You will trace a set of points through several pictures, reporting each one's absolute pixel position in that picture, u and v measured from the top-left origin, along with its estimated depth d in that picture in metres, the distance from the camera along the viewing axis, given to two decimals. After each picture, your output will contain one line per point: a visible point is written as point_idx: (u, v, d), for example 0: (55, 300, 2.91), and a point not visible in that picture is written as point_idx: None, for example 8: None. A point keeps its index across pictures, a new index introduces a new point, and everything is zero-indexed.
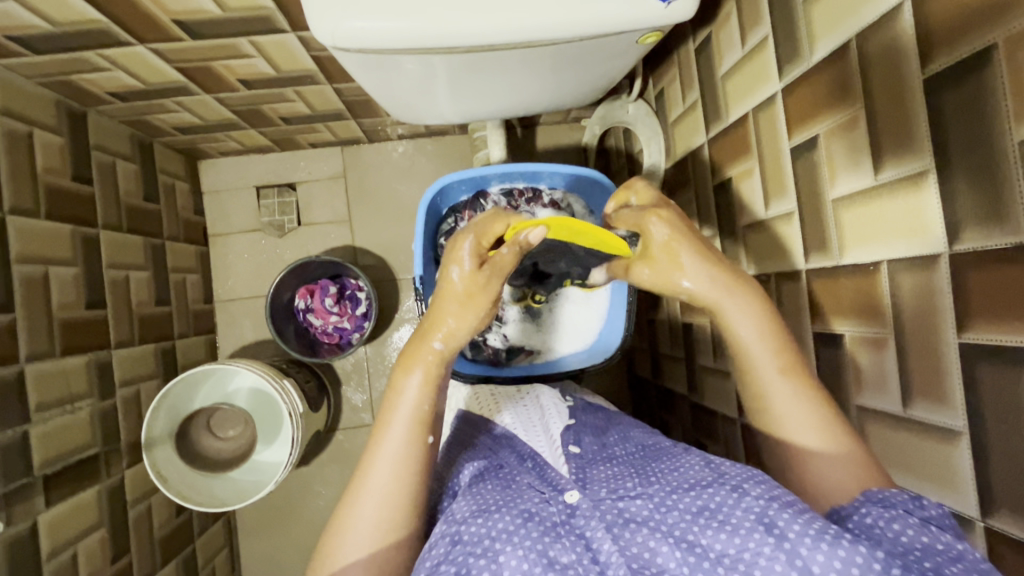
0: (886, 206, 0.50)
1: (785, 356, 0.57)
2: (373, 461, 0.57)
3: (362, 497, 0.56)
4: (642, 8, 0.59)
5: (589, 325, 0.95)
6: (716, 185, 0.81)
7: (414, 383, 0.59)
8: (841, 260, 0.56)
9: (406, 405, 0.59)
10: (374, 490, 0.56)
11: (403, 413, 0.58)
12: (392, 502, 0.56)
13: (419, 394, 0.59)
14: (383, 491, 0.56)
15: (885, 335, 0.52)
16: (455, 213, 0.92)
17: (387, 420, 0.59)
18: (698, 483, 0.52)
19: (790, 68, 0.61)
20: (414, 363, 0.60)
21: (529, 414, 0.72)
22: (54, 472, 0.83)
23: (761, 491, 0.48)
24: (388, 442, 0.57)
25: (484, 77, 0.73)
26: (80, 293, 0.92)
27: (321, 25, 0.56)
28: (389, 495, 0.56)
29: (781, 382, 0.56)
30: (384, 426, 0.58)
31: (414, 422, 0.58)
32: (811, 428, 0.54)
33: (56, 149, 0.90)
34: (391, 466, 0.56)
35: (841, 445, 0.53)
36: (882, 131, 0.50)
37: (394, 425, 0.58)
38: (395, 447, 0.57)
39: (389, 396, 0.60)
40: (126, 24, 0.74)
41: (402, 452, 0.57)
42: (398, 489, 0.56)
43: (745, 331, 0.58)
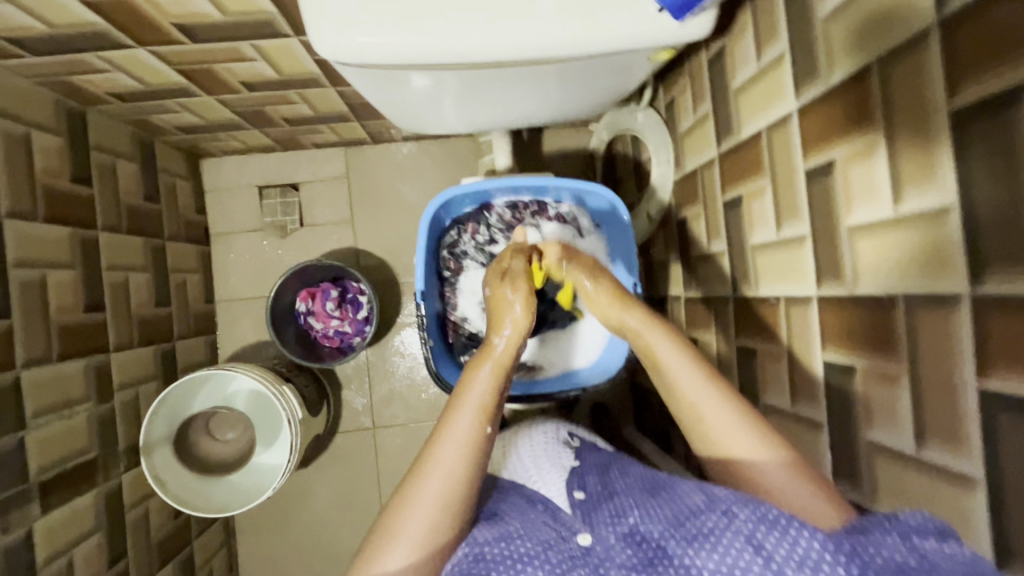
0: (906, 239, 0.48)
1: (712, 380, 0.59)
2: (440, 442, 0.57)
3: (427, 477, 0.55)
4: (655, 23, 0.57)
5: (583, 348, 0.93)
6: (725, 202, 0.79)
7: (482, 378, 0.62)
8: (855, 289, 0.55)
9: (475, 396, 0.60)
10: (438, 472, 0.55)
11: (472, 402, 0.59)
12: (455, 486, 0.55)
13: (490, 386, 0.61)
14: (449, 471, 0.55)
15: (900, 371, 0.50)
16: (458, 225, 0.90)
17: (454, 407, 0.59)
18: (690, 512, 0.50)
19: (809, 87, 0.59)
20: (484, 360, 0.63)
21: (536, 442, 0.73)
22: (51, 477, 0.83)
23: (749, 513, 0.47)
24: (456, 424, 0.58)
25: (489, 90, 0.71)
26: (78, 297, 0.91)
27: (322, 40, 0.54)
28: (452, 478, 0.55)
29: (716, 404, 0.57)
30: (450, 412, 0.59)
31: (482, 412, 0.59)
32: (741, 437, 0.56)
33: (54, 151, 0.89)
34: (458, 449, 0.56)
35: (775, 454, 0.55)
36: (904, 162, 0.48)
37: (463, 411, 0.58)
38: (462, 430, 0.57)
39: (457, 389, 0.61)
40: (124, 26, 0.72)
41: (469, 436, 0.57)
42: (460, 472, 0.55)
43: (660, 353, 0.62)
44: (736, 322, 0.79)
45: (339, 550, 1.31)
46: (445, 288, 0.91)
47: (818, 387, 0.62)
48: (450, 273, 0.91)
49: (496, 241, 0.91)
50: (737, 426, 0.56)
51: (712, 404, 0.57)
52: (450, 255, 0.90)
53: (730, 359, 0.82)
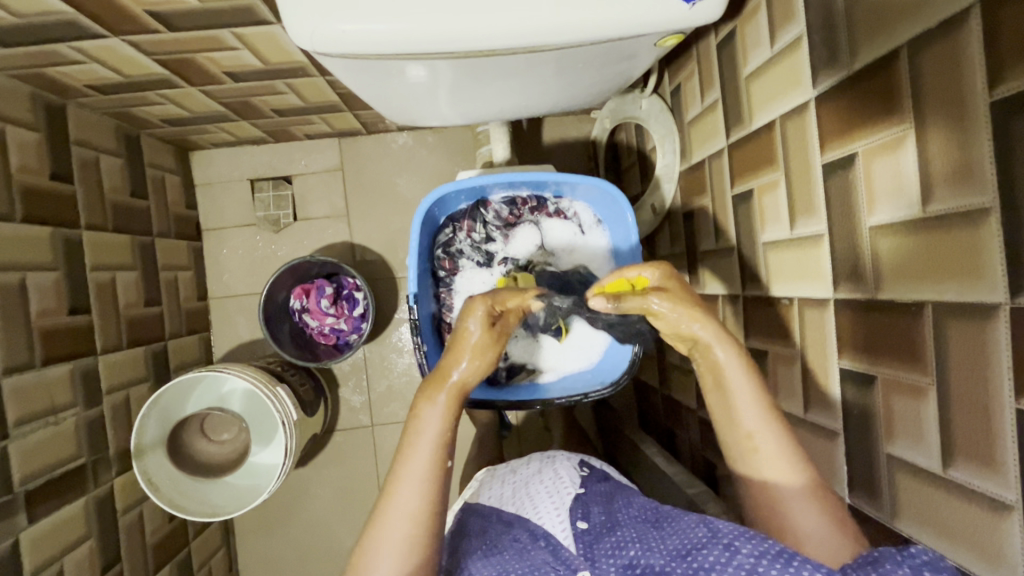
0: (938, 242, 0.44)
1: (762, 393, 0.58)
2: (397, 482, 0.55)
3: (388, 519, 0.54)
4: (662, 6, 0.53)
5: (586, 352, 0.89)
6: (735, 196, 0.75)
7: (431, 415, 0.58)
8: (879, 294, 0.51)
9: (429, 432, 0.57)
10: (399, 512, 0.54)
11: (426, 442, 0.57)
12: (417, 522, 0.54)
13: (439, 421, 0.58)
14: (409, 510, 0.54)
15: (926, 383, 0.47)
16: (453, 222, 0.87)
17: (405, 449, 0.57)
18: (693, 545, 0.48)
19: (828, 74, 0.54)
20: (436, 394, 0.59)
21: (540, 464, 0.71)
22: (37, 486, 0.80)
23: (751, 548, 0.45)
24: (411, 465, 0.56)
25: (483, 81, 0.67)
26: (61, 299, 0.88)
27: (299, 29, 0.50)
28: (414, 515, 0.54)
29: (762, 426, 0.57)
30: (403, 454, 0.57)
31: (436, 449, 0.57)
32: (778, 461, 0.56)
33: (31, 147, 0.85)
34: (416, 487, 0.55)
35: (799, 478, 0.55)
36: (935, 159, 0.44)
37: (417, 453, 0.56)
38: (419, 468, 0.56)
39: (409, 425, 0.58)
40: (96, 15, 0.68)
41: (425, 473, 0.56)
42: (422, 509, 0.54)
43: (729, 374, 0.59)
44: (745, 322, 0.75)
45: (339, 549, 1.30)
46: (440, 288, 0.88)
47: (834, 394, 0.59)
48: (445, 273, 0.87)
49: (493, 239, 0.88)
50: (779, 449, 0.56)
51: (756, 421, 0.57)
52: (445, 254, 0.87)
53: None
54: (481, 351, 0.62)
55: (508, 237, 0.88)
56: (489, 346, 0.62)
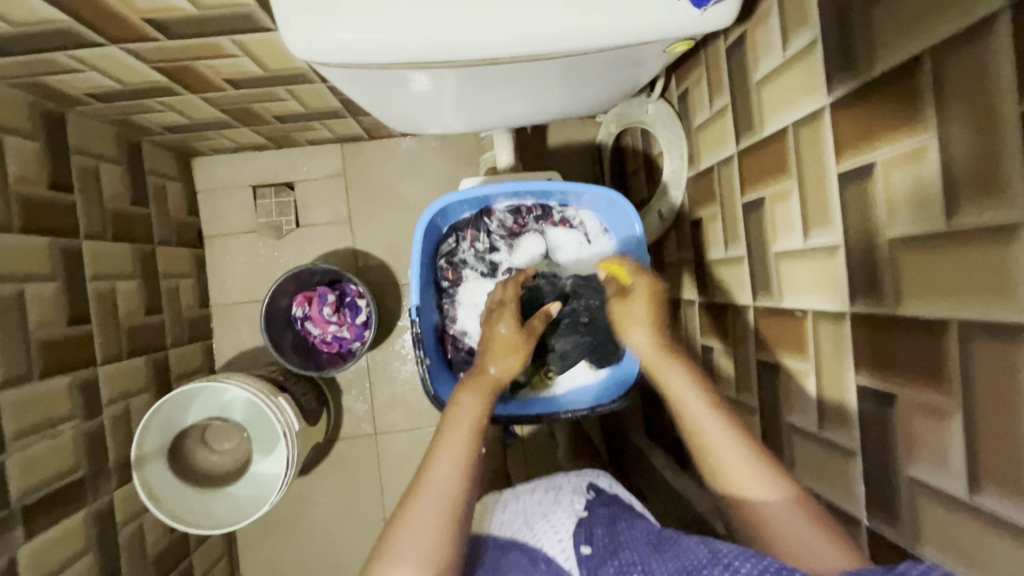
0: (963, 259, 0.42)
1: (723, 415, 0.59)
2: (432, 464, 0.57)
3: (421, 498, 0.54)
4: (671, 12, 0.51)
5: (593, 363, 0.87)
6: (745, 204, 0.73)
7: (468, 404, 0.63)
8: (899, 311, 0.49)
9: (465, 420, 0.61)
10: (434, 492, 0.54)
11: (462, 425, 0.60)
12: (449, 504, 0.54)
13: (474, 410, 0.62)
14: (443, 490, 0.55)
15: (951, 406, 0.44)
16: (456, 232, 0.86)
17: (444, 434, 0.60)
18: (694, 567, 0.48)
19: (844, 81, 0.53)
20: (478, 389, 0.65)
21: (545, 489, 0.69)
22: (36, 500, 0.79)
23: (751, 567, 0.44)
24: (449, 448, 0.58)
25: (486, 89, 0.66)
26: (61, 310, 0.87)
27: (296, 39, 0.49)
28: (448, 496, 0.54)
29: (720, 430, 0.58)
30: (440, 440, 0.59)
31: (471, 433, 0.60)
32: (755, 481, 0.54)
33: (30, 157, 0.84)
34: (450, 469, 0.56)
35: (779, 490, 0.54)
36: (960, 172, 0.42)
37: (454, 438, 0.59)
38: (456, 451, 0.58)
39: (448, 416, 0.62)
40: (92, 23, 0.67)
41: (462, 456, 0.57)
42: (455, 489, 0.55)
43: (673, 388, 0.62)
44: (756, 333, 0.73)
45: (342, 559, 1.28)
46: (443, 299, 0.87)
47: (850, 412, 0.57)
48: (448, 284, 0.86)
49: (497, 249, 0.87)
50: (747, 459, 0.56)
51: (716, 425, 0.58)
52: (448, 264, 0.86)
53: (747, 370, 0.76)
54: (512, 348, 0.70)
55: (513, 247, 0.87)
56: (519, 346, 0.71)
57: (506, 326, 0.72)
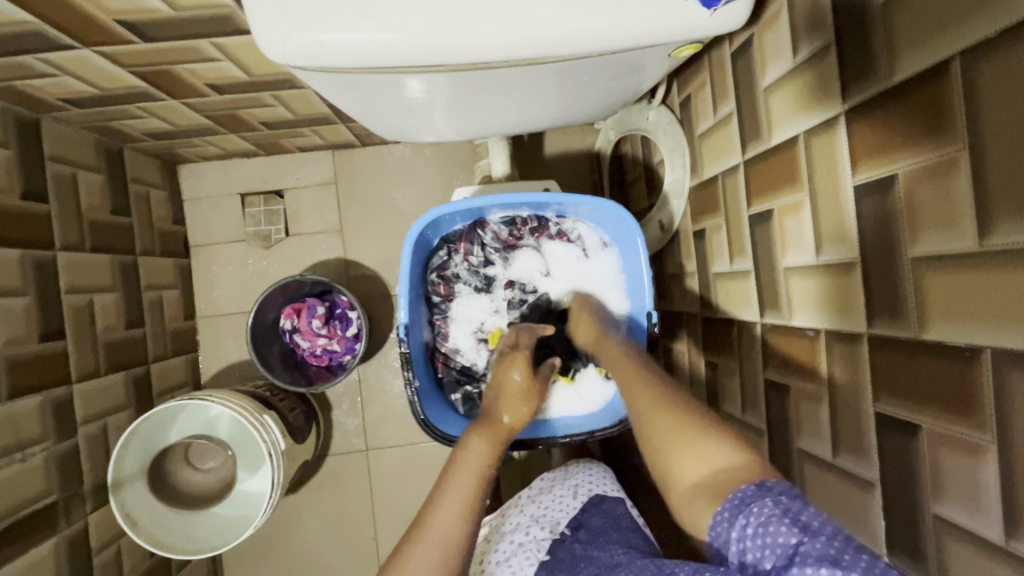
0: (995, 281, 0.39)
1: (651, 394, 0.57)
2: (434, 510, 0.55)
3: (419, 544, 0.52)
4: (676, 14, 0.48)
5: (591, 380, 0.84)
6: (751, 216, 0.69)
7: (476, 450, 0.60)
8: (923, 335, 0.45)
9: (471, 468, 0.58)
10: (433, 541, 0.52)
11: (468, 473, 0.58)
12: (447, 555, 0.52)
13: (483, 457, 0.59)
14: (441, 540, 0.53)
15: (985, 442, 0.41)
16: (448, 244, 0.82)
17: (448, 478, 0.57)
18: None
19: (863, 88, 0.49)
20: (489, 435, 0.62)
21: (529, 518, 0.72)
22: (1, 528, 0.75)
23: None
24: (450, 495, 0.56)
25: (479, 96, 0.62)
26: (32, 326, 0.82)
27: (271, 42, 0.45)
28: (446, 548, 0.52)
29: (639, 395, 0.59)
30: (444, 484, 0.57)
31: (476, 483, 0.57)
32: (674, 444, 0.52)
33: (1, 165, 0.80)
34: (451, 517, 0.54)
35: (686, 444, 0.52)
36: (994, 189, 0.38)
37: (458, 486, 0.56)
38: (457, 500, 0.55)
39: (454, 459, 0.59)
40: (60, 24, 0.63)
41: (463, 507, 0.55)
42: (456, 538, 0.53)
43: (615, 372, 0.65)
44: (764, 352, 0.70)
45: None
46: (435, 315, 0.84)
47: (868, 441, 0.53)
48: (440, 299, 0.83)
49: (492, 262, 0.84)
50: (673, 424, 0.53)
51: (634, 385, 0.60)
52: (440, 279, 0.82)
53: (753, 389, 0.73)
54: (526, 397, 0.67)
55: (508, 260, 0.84)
56: (532, 393, 0.67)
57: (520, 373, 0.68)
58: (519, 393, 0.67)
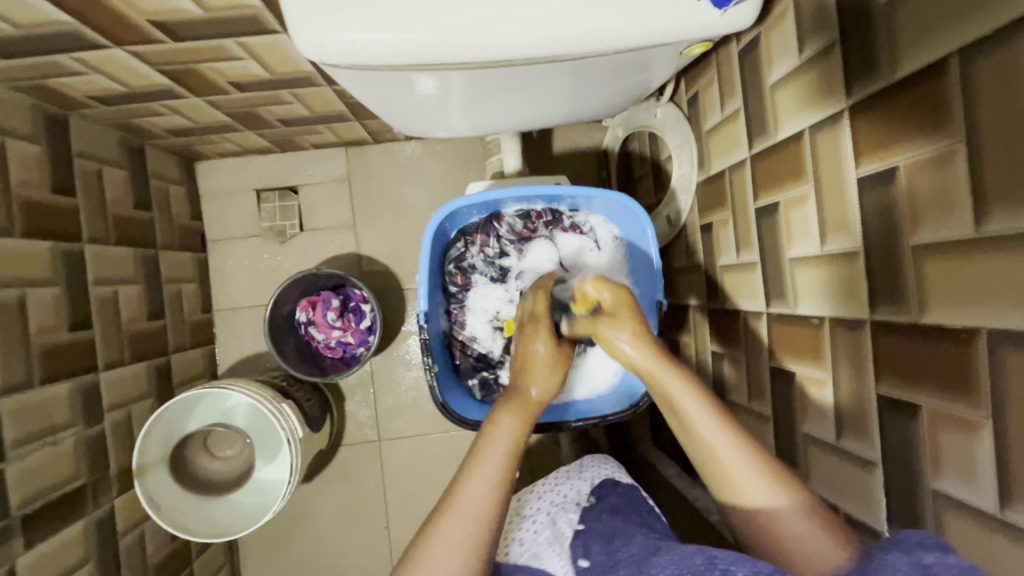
0: (991, 265, 0.41)
1: (729, 421, 0.58)
2: (466, 479, 0.58)
3: (453, 515, 0.55)
4: (688, 14, 0.50)
5: (602, 368, 0.87)
6: (758, 210, 0.72)
7: (506, 424, 0.62)
8: (922, 319, 0.47)
9: (501, 440, 0.61)
10: (465, 509, 0.55)
11: (498, 449, 0.60)
12: (480, 525, 0.55)
13: (513, 427, 0.62)
14: (474, 509, 0.56)
15: (979, 418, 0.43)
16: (465, 236, 0.85)
17: (480, 449, 0.60)
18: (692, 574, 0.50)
19: (866, 84, 0.51)
20: (517, 405, 0.65)
21: (546, 502, 0.73)
22: (35, 509, 0.78)
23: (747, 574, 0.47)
24: (483, 465, 0.58)
25: (497, 92, 0.65)
26: (62, 315, 0.86)
27: (306, 40, 0.48)
28: (478, 516, 0.55)
29: (709, 418, 0.58)
30: (476, 453, 0.60)
31: (507, 456, 0.60)
32: (756, 484, 0.55)
33: (32, 160, 0.83)
34: (484, 491, 0.57)
35: (777, 499, 0.54)
36: (990, 180, 0.41)
37: (489, 458, 0.59)
38: (489, 471, 0.58)
39: (486, 430, 0.62)
40: (96, 25, 0.66)
41: (494, 477, 0.58)
42: (488, 510, 0.56)
43: (677, 396, 0.61)
44: (769, 340, 0.72)
45: (344, 568, 1.26)
46: (451, 305, 0.87)
47: (870, 423, 0.55)
48: (457, 289, 0.86)
49: (507, 253, 0.86)
50: (758, 473, 0.55)
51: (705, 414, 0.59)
52: (457, 269, 0.85)
53: (758, 377, 0.75)
54: (553, 367, 0.70)
55: (522, 252, 0.86)
56: (558, 365, 0.70)
57: (545, 345, 0.70)
58: (546, 365, 0.69)
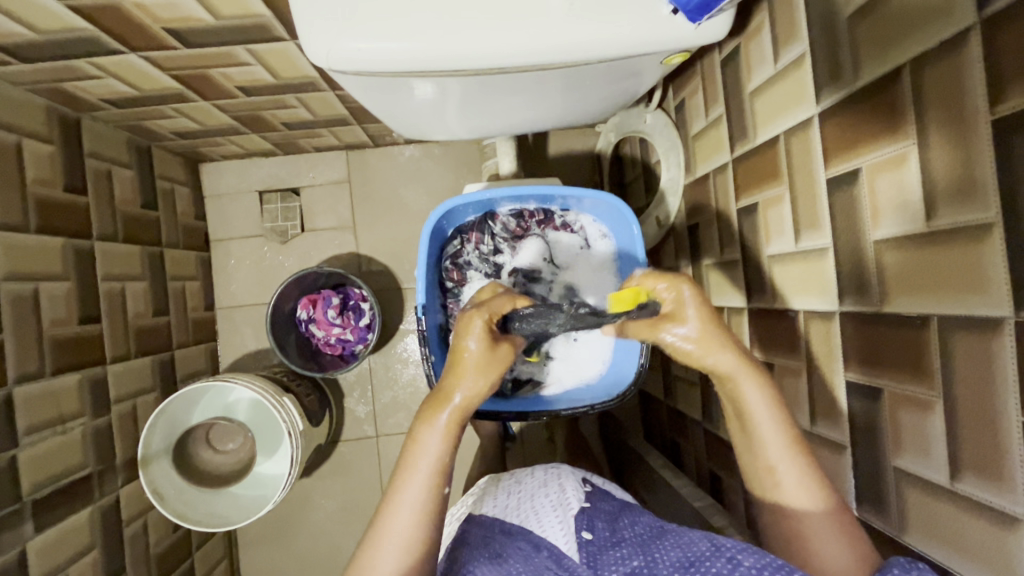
0: (942, 256, 0.45)
1: (786, 423, 0.58)
2: (391, 508, 0.59)
3: (382, 544, 0.58)
4: (667, 26, 0.54)
5: (595, 361, 0.90)
6: (739, 210, 0.76)
7: (431, 440, 0.61)
8: (883, 308, 0.51)
9: (425, 462, 0.60)
10: (395, 537, 0.58)
11: (420, 473, 0.60)
12: (411, 548, 0.58)
13: (439, 444, 0.61)
14: (404, 535, 0.58)
15: (933, 398, 0.47)
16: (461, 234, 0.89)
17: (404, 472, 0.60)
18: (697, 557, 0.54)
19: (832, 91, 0.56)
20: (438, 415, 0.61)
21: (547, 476, 0.77)
22: (45, 495, 0.81)
23: (753, 561, 0.51)
24: (408, 489, 0.59)
25: (492, 97, 0.69)
26: (72, 309, 0.89)
27: (315, 47, 0.52)
28: (407, 542, 0.58)
29: (771, 424, 0.58)
30: (401, 478, 0.60)
31: (431, 478, 0.60)
32: (799, 489, 0.57)
33: (46, 159, 0.86)
34: (409, 518, 0.58)
35: (821, 504, 0.56)
36: (939, 180, 0.45)
37: (413, 481, 0.59)
38: (414, 496, 0.59)
39: (409, 449, 0.61)
40: (113, 32, 0.70)
41: (422, 500, 0.59)
42: (418, 533, 0.58)
43: (753, 406, 0.59)
44: (750, 334, 0.76)
45: (342, 562, 1.29)
46: (448, 299, 0.90)
47: (840, 408, 0.59)
48: (453, 284, 0.90)
49: (501, 251, 0.90)
50: (803, 478, 0.57)
51: (770, 419, 0.58)
52: (454, 265, 0.89)
53: None
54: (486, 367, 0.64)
55: (515, 249, 0.90)
56: (490, 363, 0.64)
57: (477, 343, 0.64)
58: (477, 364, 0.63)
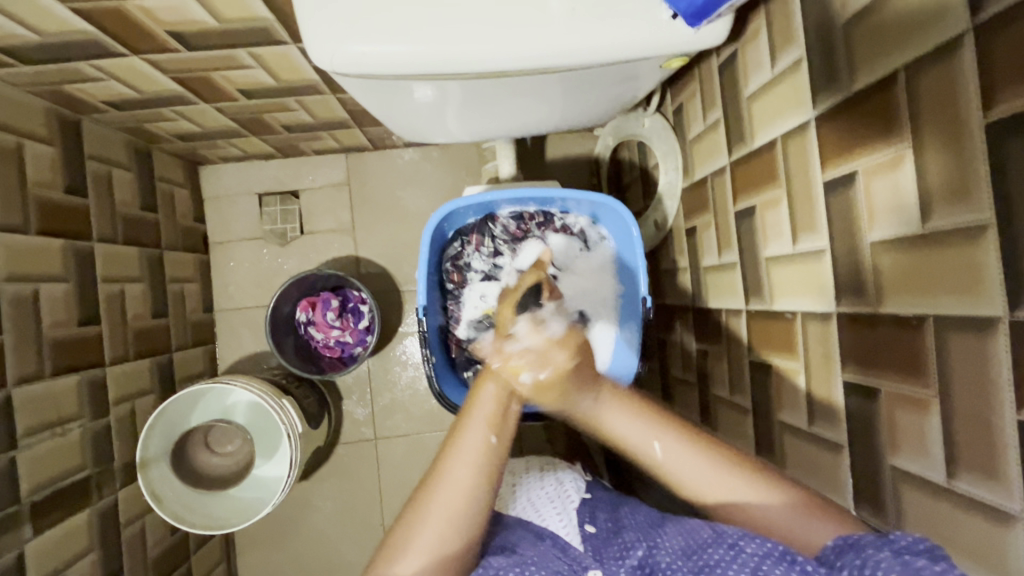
0: (939, 255, 0.46)
1: (677, 428, 0.61)
2: (450, 456, 0.58)
3: (439, 493, 0.56)
4: (665, 31, 0.55)
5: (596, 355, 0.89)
6: (737, 213, 0.76)
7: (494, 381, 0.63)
8: (879, 308, 0.52)
9: (485, 407, 0.60)
10: (450, 489, 0.56)
11: (481, 415, 0.60)
12: (463, 498, 0.56)
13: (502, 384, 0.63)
14: (461, 485, 0.57)
15: (929, 397, 0.48)
16: (461, 236, 0.90)
17: (465, 418, 0.60)
18: (699, 545, 0.55)
19: (828, 95, 0.56)
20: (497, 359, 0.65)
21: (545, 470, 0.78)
22: (44, 497, 0.81)
23: (756, 547, 0.51)
24: (466, 438, 0.59)
25: (494, 101, 0.70)
26: (71, 311, 0.89)
27: (318, 50, 0.52)
28: (461, 494, 0.56)
29: (650, 430, 0.61)
30: (461, 423, 0.60)
31: (490, 424, 0.60)
32: (723, 487, 0.57)
33: (47, 161, 0.87)
34: (468, 466, 0.57)
35: (771, 498, 0.56)
36: (934, 182, 0.46)
37: (473, 426, 0.59)
38: (473, 444, 0.58)
39: (472, 394, 0.62)
40: (116, 35, 0.70)
41: (478, 450, 0.58)
42: (474, 485, 0.57)
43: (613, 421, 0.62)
44: (748, 335, 0.76)
45: (340, 565, 1.29)
46: (448, 301, 0.92)
47: (838, 409, 0.60)
48: (453, 286, 0.91)
49: (501, 253, 0.91)
50: (724, 468, 0.57)
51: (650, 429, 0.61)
52: (454, 267, 0.90)
53: (738, 372, 0.79)
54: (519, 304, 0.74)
55: (515, 251, 0.90)
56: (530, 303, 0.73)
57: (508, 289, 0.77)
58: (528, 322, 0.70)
